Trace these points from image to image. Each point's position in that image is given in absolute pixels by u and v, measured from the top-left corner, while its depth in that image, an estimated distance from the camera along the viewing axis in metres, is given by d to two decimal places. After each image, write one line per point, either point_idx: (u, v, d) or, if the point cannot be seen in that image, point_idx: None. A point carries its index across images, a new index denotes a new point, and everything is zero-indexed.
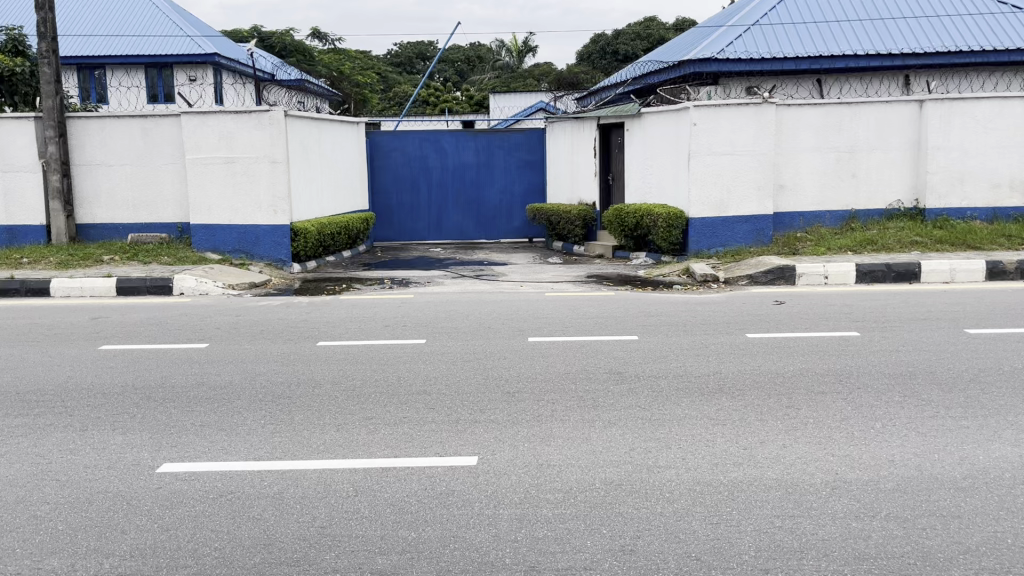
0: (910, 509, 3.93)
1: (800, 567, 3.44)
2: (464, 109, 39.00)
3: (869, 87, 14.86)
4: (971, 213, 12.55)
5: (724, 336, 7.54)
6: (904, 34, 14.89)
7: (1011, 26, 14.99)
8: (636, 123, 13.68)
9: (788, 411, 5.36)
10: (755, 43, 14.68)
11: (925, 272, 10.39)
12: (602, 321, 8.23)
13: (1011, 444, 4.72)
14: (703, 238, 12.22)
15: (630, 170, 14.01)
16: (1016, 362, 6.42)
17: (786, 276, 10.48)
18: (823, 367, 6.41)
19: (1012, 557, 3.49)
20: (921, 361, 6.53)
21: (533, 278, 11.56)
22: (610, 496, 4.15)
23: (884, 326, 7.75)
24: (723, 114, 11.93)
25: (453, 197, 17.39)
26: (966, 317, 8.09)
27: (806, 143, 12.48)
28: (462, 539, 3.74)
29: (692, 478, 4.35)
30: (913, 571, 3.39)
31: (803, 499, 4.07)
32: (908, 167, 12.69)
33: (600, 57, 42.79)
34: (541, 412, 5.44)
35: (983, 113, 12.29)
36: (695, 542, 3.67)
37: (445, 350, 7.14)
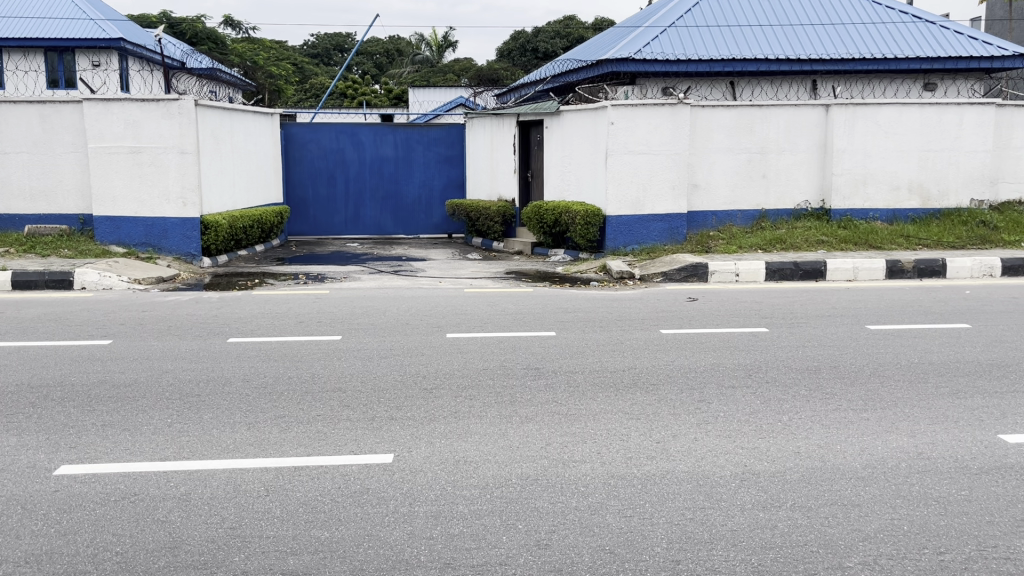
0: (813, 499, 4.08)
1: (711, 557, 3.53)
2: (385, 103, 38.60)
3: (779, 91, 15.30)
4: (873, 214, 13.08)
5: (638, 332, 7.66)
6: (811, 40, 15.38)
7: (912, 35, 15.63)
8: (556, 121, 13.79)
9: (699, 405, 5.50)
10: (671, 44, 14.95)
11: (831, 270, 10.75)
12: (520, 318, 8.29)
13: (906, 435, 4.94)
14: (619, 236, 12.42)
15: (550, 168, 14.11)
16: (913, 356, 6.71)
17: (698, 274, 10.74)
18: (733, 362, 6.58)
19: (907, 543, 3.64)
20: (829, 356, 6.76)
21: (453, 275, 11.54)
22: (526, 492, 4.18)
23: (791, 322, 8.01)
24: (640, 113, 12.13)
25: (372, 191, 17.25)
26: (867, 314, 8.41)
27: (719, 144, 12.78)
28: (377, 538, 3.72)
29: (606, 472, 4.42)
30: (816, 559, 3.51)
31: (713, 491, 4.17)
32: (816, 169, 13.11)
33: (521, 55, 42.91)
34: (458, 408, 5.45)
35: (884, 119, 12.80)
36: (608, 535, 3.74)
37: (362, 347, 7.08)
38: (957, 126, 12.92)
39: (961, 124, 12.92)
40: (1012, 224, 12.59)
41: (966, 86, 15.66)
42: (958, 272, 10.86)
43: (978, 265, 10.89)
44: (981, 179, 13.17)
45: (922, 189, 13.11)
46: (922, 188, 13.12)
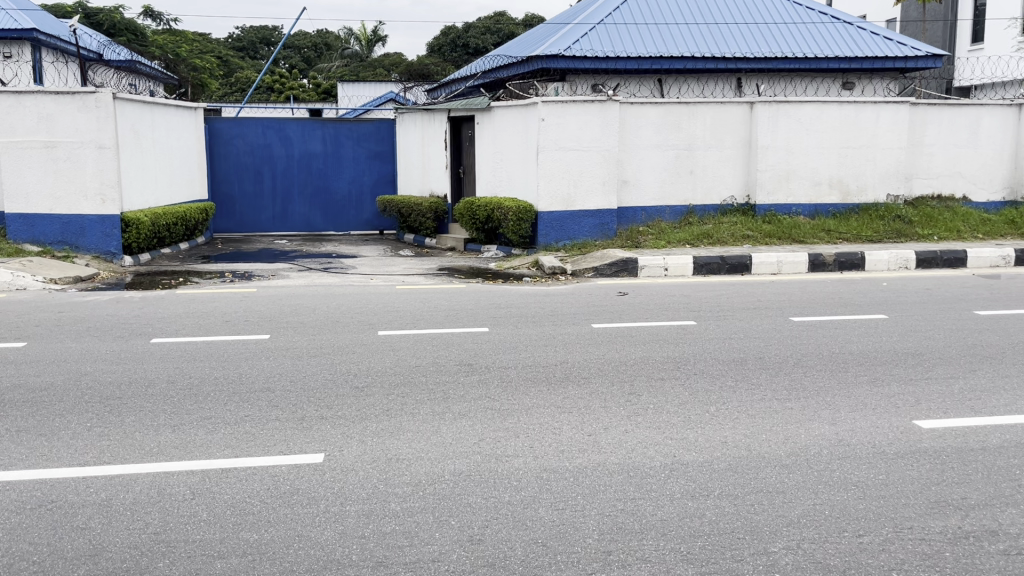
0: (740, 487, 4.18)
1: (641, 547, 3.59)
2: (313, 98, 38.03)
3: (705, 88, 15.61)
4: (796, 209, 13.45)
5: (570, 327, 7.73)
6: (736, 39, 15.71)
7: (831, 35, 16.10)
8: (487, 117, 13.79)
9: (630, 398, 5.58)
10: (600, 42, 15.08)
11: (756, 264, 11.01)
12: (453, 314, 8.28)
13: (828, 422, 5.09)
14: (551, 232, 12.50)
15: (481, 164, 14.10)
16: (834, 347, 6.93)
17: (629, 268, 10.88)
18: (663, 354, 6.70)
19: (828, 527, 3.76)
20: (755, 347, 6.93)
21: (384, 271, 11.43)
22: (459, 488, 4.18)
23: (718, 315, 8.20)
24: (570, 109, 12.23)
25: (300, 187, 16.99)
26: (791, 307, 8.65)
27: (647, 140, 12.96)
28: (307, 538, 3.67)
29: (539, 466, 4.45)
30: (741, 545, 3.60)
31: (644, 482, 4.24)
32: (741, 165, 13.41)
33: (452, 50, 42.76)
34: (390, 406, 5.40)
35: (806, 116, 13.17)
36: (541, 528, 3.76)
37: (291, 346, 6.96)
38: (874, 123, 13.38)
39: (878, 121, 13.37)
40: (925, 218, 13.08)
41: (882, 85, 16.19)
42: (876, 265, 11.26)
43: (895, 258, 11.29)
44: (897, 175, 13.65)
45: (842, 185, 13.54)
46: (841, 183, 13.54)
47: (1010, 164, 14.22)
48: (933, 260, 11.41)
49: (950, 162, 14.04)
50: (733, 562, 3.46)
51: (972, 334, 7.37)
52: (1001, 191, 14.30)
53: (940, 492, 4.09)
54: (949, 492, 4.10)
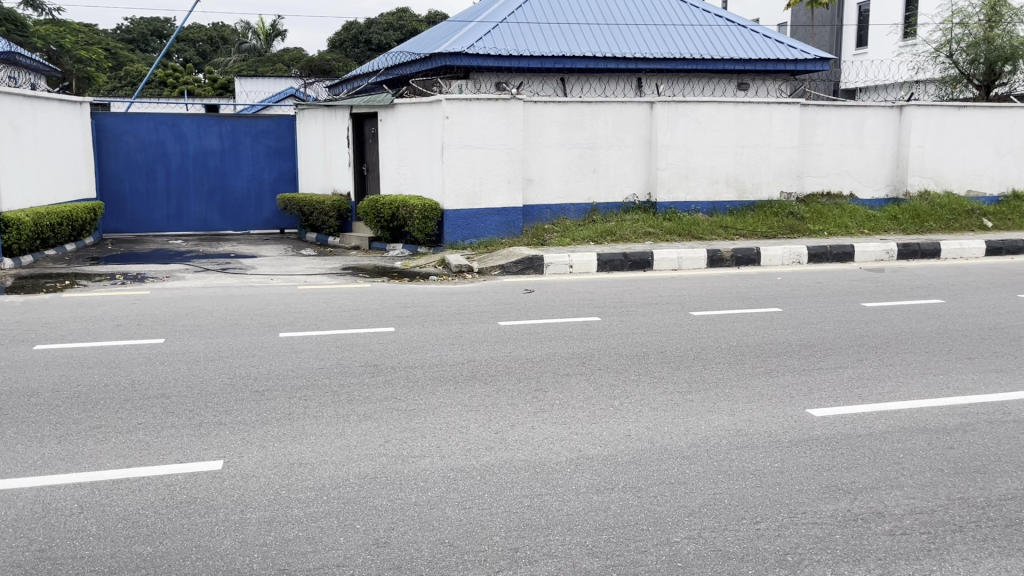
0: (644, 479, 4.25)
1: (548, 543, 3.61)
2: (210, 93, 36.88)
3: (606, 88, 15.86)
4: (695, 207, 13.82)
5: (477, 325, 7.70)
6: (636, 40, 16.02)
7: (726, 37, 16.59)
8: (390, 114, 13.64)
9: (536, 394, 5.61)
10: (503, 40, 15.14)
11: (658, 260, 11.24)
12: (358, 314, 8.15)
13: (727, 413, 5.25)
14: (457, 230, 12.50)
15: (385, 161, 13.94)
16: (732, 340, 7.14)
17: (535, 266, 10.94)
18: (568, 350, 6.77)
19: (728, 515, 3.87)
20: (657, 342, 7.08)
21: (286, 272, 11.17)
22: (364, 490, 4.11)
23: (622, 311, 8.33)
24: (474, 107, 12.24)
25: (196, 185, 16.44)
26: (691, 301, 8.87)
27: (551, 138, 13.06)
28: (205, 548, 3.54)
29: (446, 465, 4.42)
30: (645, 536, 3.66)
31: (550, 477, 4.27)
32: (642, 164, 13.68)
33: (354, 46, 42.12)
34: (292, 410, 5.27)
35: (703, 116, 13.54)
36: (447, 528, 3.73)
37: (187, 350, 6.71)
38: (767, 123, 13.87)
39: (771, 121, 13.87)
40: (816, 215, 13.63)
41: (774, 87, 16.77)
42: (771, 260, 11.68)
43: (788, 253, 11.74)
44: (790, 173, 14.18)
45: (738, 182, 13.99)
46: (738, 181, 13.98)
47: (892, 164, 14.97)
48: (824, 255, 11.91)
49: (838, 161, 14.64)
50: (637, 554, 3.51)
51: (859, 325, 7.72)
52: (884, 189, 15.04)
53: (831, 478, 4.27)
54: (839, 477, 4.28)
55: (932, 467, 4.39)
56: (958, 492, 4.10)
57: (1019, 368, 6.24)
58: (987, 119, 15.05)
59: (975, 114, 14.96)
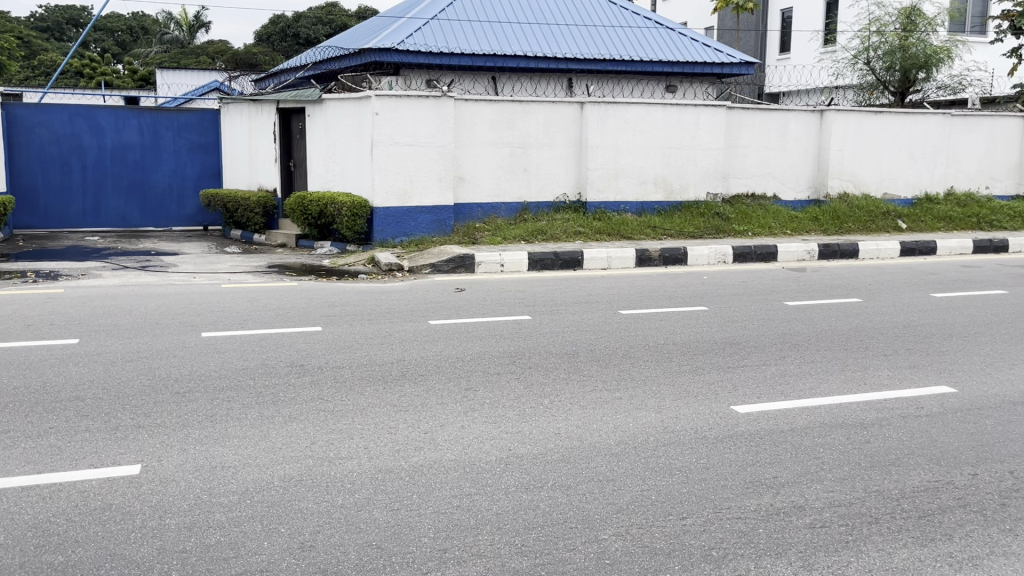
0: (573, 477, 4.27)
1: (477, 543, 3.59)
2: (129, 85, 35.69)
3: (536, 88, 15.91)
4: (624, 207, 13.98)
5: (407, 324, 7.64)
6: (566, 40, 16.11)
7: (654, 40, 16.81)
8: (318, 110, 13.41)
9: (466, 394, 5.58)
10: (434, 37, 15.08)
11: (588, 259, 11.33)
12: (284, 313, 7.98)
13: (655, 410, 5.32)
14: (387, 228, 12.41)
15: (312, 158, 13.71)
16: (660, 337, 7.25)
17: (466, 265, 10.90)
18: (499, 349, 6.75)
19: (655, 511, 3.91)
20: (587, 340, 7.13)
21: (208, 270, 10.87)
22: (290, 493, 4.02)
23: (551, 310, 8.36)
24: (404, 104, 12.16)
25: (114, 180, 15.88)
26: (620, 300, 8.97)
27: (482, 137, 13.04)
28: (121, 556, 3.41)
29: (374, 467, 4.35)
30: (574, 534, 3.67)
31: (479, 477, 4.24)
32: (573, 164, 13.76)
33: (281, 40, 41.38)
34: (215, 412, 5.13)
35: (632, 117, 13.71)
36: (374, 530, 3.68)
37: (104, 350, 6.48)
38: (695, 125, 14.12)
39: (698, 123, 14.13)
40: (741, 216, 13.92)
41: (701, 89, 17.02)
42: (697, 260, 11.89)
43: (713, 253, 11.97)
44: (715, 175, 14.46)
45: (666, 182, 14.21)
46: (666, 182, 14.20)
47: (813, 166, 15.40)
48: (749, 255, 12.18)
49: (762, 163, 14.98)
50: (566, 552, 3.53)
51: (782, 323, 7.92)
52: (806, 191, 15.46)
53: (755, 473, 4.35)
54: (762, 472, 4.37)
55: (850, 461, 4.52)
56: (874, 485, 4.23)
57: (932, 364, 6.49)
58: (902, 125, 15.63)
59: (891, 119, 15.53)
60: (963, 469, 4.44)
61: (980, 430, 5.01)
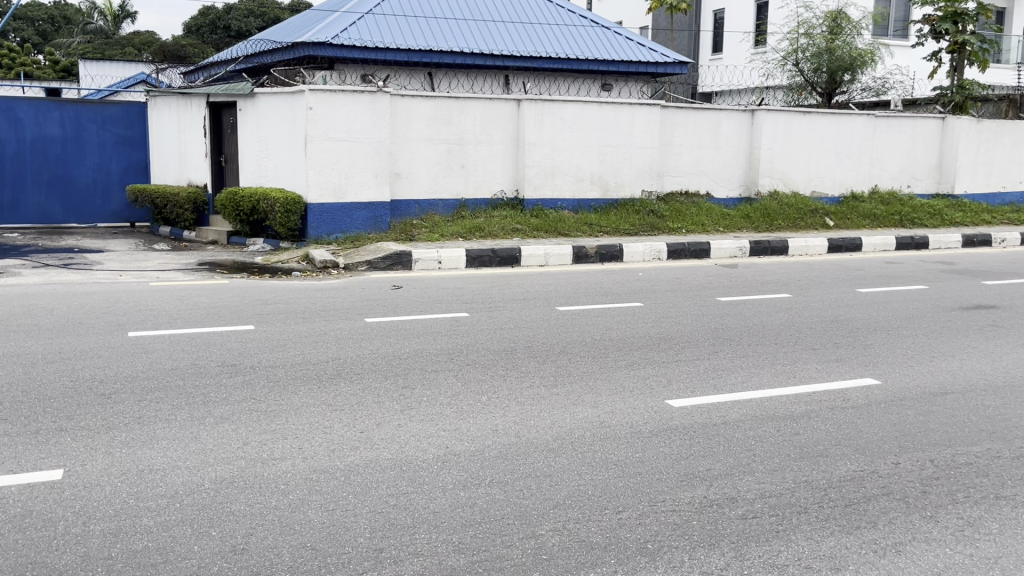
0: (510, 473, 4.27)
1: (414, 541, 3.56)
2: (50, 76, 34.45)
3: (473, 84, 15.88)
4: (561, 204, 14.04)
5: (342, 322, 7.54)
6: (503, 37, 16.11)
7: (589, 38, 16.95)
8: (250, 104, 13.15)
9: (403, 392, 5.53)
10: (369, 32, 14.94)
11: (525, 256, 11.35)
12: (216, 312, 7.79)
13: (591, 406, 5.36)
14: (321, 225, 12.24)
15: (244, 153, 13.43)
16: (596, 333, 7.32)
17: (402, 262, 10.81)
18: (436, 346, 6.72)
19: (592, 506, 3.94)
20: (524, 337, 7.15)
21: (135, 268, 10.56)
22: (221, 496, 3.93)
23: (489, 307, 8.36)
24: (338, 99, 12.02)
25: (34, 175, 15.28)
26: (557, 296, 9.02)
27: (418, 133, 12.95)
28: (42, 565, 3.29)
29: (308, 467, 4.28)
30: (511, 531, 3.67)
31: (417, 475, 4.21)
32: (509, 161, 13.77)
33: (211, 32, 40.51)
34: (142, 413, 4.98)
35: (569, 115, 13.79)
36: (309, 532, 3.61)
37: (25, 351, 6.23)
38: (630, 122, 14.28)
39: (633, 121, 14.29)
40: (675, 213, 14.13)
41: (636, 88, 17.21)
42: (632, 257, 12.02)
43: (648, 250, 12.12)
44: (650, 173, 14.64)
45: (602, 180, 14.32)
46: (602, 180, 14.31)
47: (745, 165, 15.71)
48: (682, 252, 12.38)
49: (695, 161, 15.22)
50: (503, 548, 3.52)
51: (715, 318, 8.07)
52: (738, 188, 15.76)
53: (689, 466, 4.42)
54: (696, 465, 4.44)
55: (780, 453, 4.63)
56: (804, 475, 4.34)
57: (857, 357, 6.70)
58: (829, 125, 16.07)
59: (819, 119, 15.95)
60: (887, 458, 4.58)
61: (902, 420, 5.19)
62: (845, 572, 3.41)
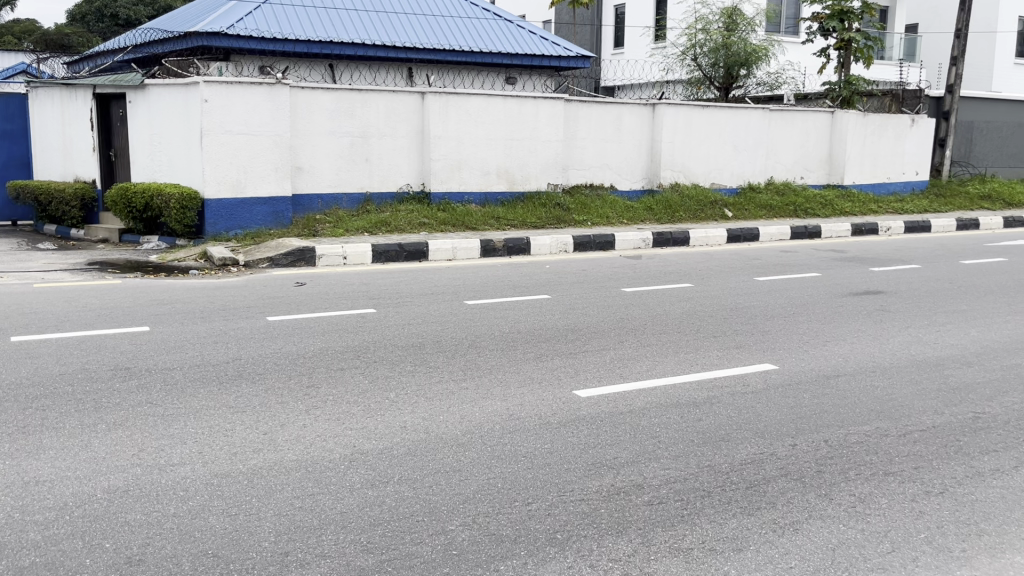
0: (419, 470, 4.22)
1: (321, 543, 3.48)
2: None
3: (375, 77, 15.69)
4: (467, 198, 14.02)
5: (243, 321, 7.32)
6: (404, 29, 15.96)
7: (492, 31, 16.97)
8: (141, 95, 12.62)
9: (308, 391, 5.41)
10: (266, 22, 14.56)
11: (432, 251, 11.27)
12: (107, 313, 7.43)
13: (500, 399, 5.36)
14: (220, 221, 11.87)
15: (136, 148, 12.89)
16: (504, 326, 7.33)
17: (306, 258, 10.57)
18: (341, 344, 6.60)
19: (501, 498, 3.94)
20: (432, 331, 7.10)
21: (19, 268, 9.99)
22: (116, 505, 3.75)
23: (396, 302, 8.26)
24: (236, 91, 11.66)
25: None
26: (466, 290, 8.99)
27: (320, 126, 12.68)
28: None
29: (208, 471, 4.14)
30: (421, 527, 3.64)
31: (323, 476, 4.12)
32: (414, 154, 13.64)
33: (97, 20, 38.67)
34: (27, 422, 4.71)
35: (473, 108, 13.75)
36: (210, 538, 3.49)
37: None
38: (534, 116, 14.35)
39: (538, 114, 14.38)
40: (580, 206, 14.28)
41: (540, 82, 17.34)
42: (539, 250, 12.08)
43: (555, 243, 12.20)
44: (556, 166, 14.75)
45: (508, 174, 14.35)
46: (508, 173, 14.34)
47: (647, 158, 16.02)
48: (588, 244, 12.52)
49: (599, 154, 15.43)
50: (412, 546, 3.48)
51: (621, 308, 8.21)
52: (640, 181, 16.06)
53: (596, 455, 4.47)
54: (603, 453, 4.50)
55: (685, 438, 4.74)
56: (707, 460, 4.45)
57: (756, 343, 6.92)
58: (726, 119, 16.55)
59: (717, 113, 16.41)
60: (785, 440, 4.75)
61: (799, 403, 5.39)
62: (746, 552, 3.52)
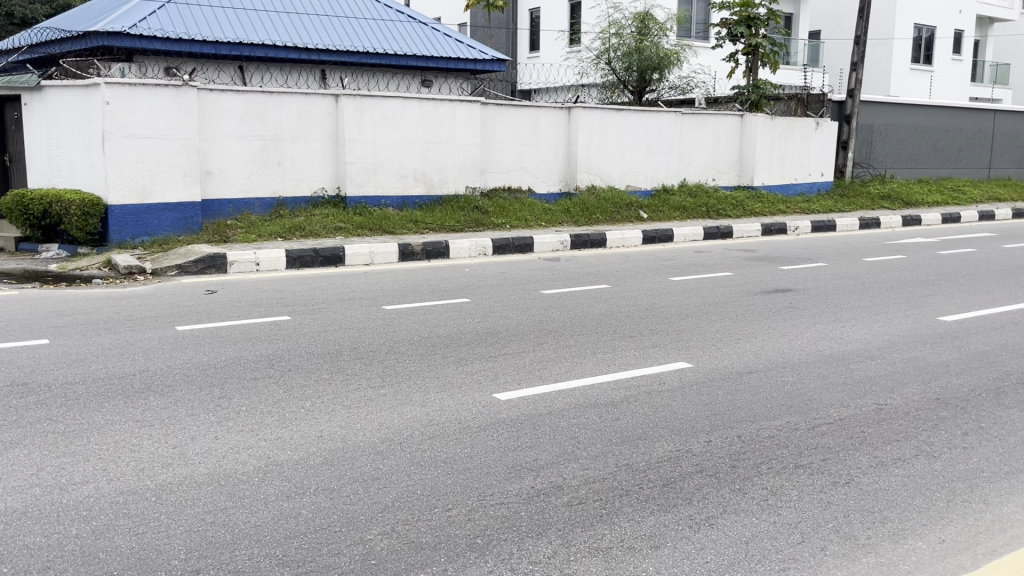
0: (336, 479, 4.14)
1: (234, 558, 3.38)
2: None
3: (287, 79, 15.40)
4: (384, 201, 13.87)
5: (150, 331, 7.06)
6: (316, 30, 15.71)
7: (407, 33, 16.85)
8: (37, 97, 12.06)
9: (219, 403, 5.24)
10: (172, 22, 14.11)
11: (348, 256, 11.10)
12: (2, 327, 7.05)
13: (418, 404, 5.31)
14: (125, 228, 11.44)
15: (33, 151, 12.30)
16: (423, 331, 7.27)
17: (217, 264, 10.28)
18: (255, 353, 6.43)
19: (421, 505, 3.90)
20: (350, 338, 6.98)
21: None
22: (12, 529, 3.56)
23: (312, 309, 8.10)
24: (140, 93, 11.26)
25: None
26: (383, 295, 8.89)
27: (230, 129, 12.37)
28: None
29: (113, 489, 3.97)
30: (339, 538, 3.57)
31: (235, 489, 4.00)
32: (329, 157, 13.44)
33: None
34: None
35: (389, 111, 13.61)
36: (116, 559, 3.35)
37: None
38: (451, 119, 14.31)
39: (454, 118, 14.34)
40: (498, 209, 14.32)
41: (456, 85, 17.31)
42: (458, 253, 12.05)
43: (474, 246, 12.18)
44: (473, 169, 14.74)
45: (425, 177, 14.27)
46: (424, 176, 14.26)
47: (564, 161, 16.17)
48: (507, 247, 12.54)
49: (517, 158, 15.49)
50: (330, 557, 3.41)
51: (539, 311, 8.24)
52: (558, 183, 16.19)
53: (516, 458, 4.47)
54: (523, 456, 4.50)
55: (603, 438, 4.78)
56: (625, 459, 4.50)
57: (671, 342, 7.04)
58: (640, 122, 16.83)
59: (632, 116, 16.66)
60: (699, 437, 4.84)
61: (713, 400, 5.51)
62: (664, 549, 3.57)
